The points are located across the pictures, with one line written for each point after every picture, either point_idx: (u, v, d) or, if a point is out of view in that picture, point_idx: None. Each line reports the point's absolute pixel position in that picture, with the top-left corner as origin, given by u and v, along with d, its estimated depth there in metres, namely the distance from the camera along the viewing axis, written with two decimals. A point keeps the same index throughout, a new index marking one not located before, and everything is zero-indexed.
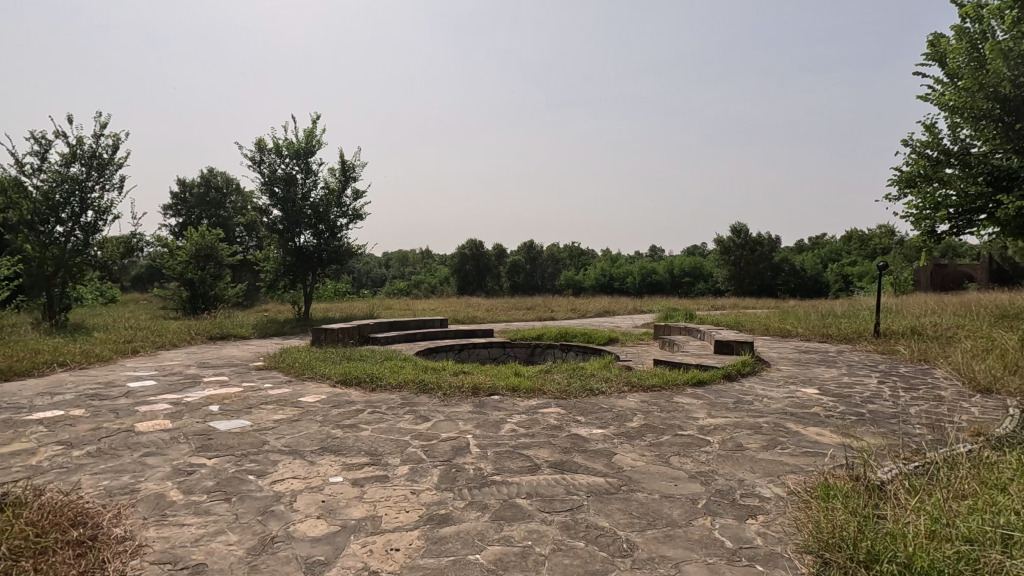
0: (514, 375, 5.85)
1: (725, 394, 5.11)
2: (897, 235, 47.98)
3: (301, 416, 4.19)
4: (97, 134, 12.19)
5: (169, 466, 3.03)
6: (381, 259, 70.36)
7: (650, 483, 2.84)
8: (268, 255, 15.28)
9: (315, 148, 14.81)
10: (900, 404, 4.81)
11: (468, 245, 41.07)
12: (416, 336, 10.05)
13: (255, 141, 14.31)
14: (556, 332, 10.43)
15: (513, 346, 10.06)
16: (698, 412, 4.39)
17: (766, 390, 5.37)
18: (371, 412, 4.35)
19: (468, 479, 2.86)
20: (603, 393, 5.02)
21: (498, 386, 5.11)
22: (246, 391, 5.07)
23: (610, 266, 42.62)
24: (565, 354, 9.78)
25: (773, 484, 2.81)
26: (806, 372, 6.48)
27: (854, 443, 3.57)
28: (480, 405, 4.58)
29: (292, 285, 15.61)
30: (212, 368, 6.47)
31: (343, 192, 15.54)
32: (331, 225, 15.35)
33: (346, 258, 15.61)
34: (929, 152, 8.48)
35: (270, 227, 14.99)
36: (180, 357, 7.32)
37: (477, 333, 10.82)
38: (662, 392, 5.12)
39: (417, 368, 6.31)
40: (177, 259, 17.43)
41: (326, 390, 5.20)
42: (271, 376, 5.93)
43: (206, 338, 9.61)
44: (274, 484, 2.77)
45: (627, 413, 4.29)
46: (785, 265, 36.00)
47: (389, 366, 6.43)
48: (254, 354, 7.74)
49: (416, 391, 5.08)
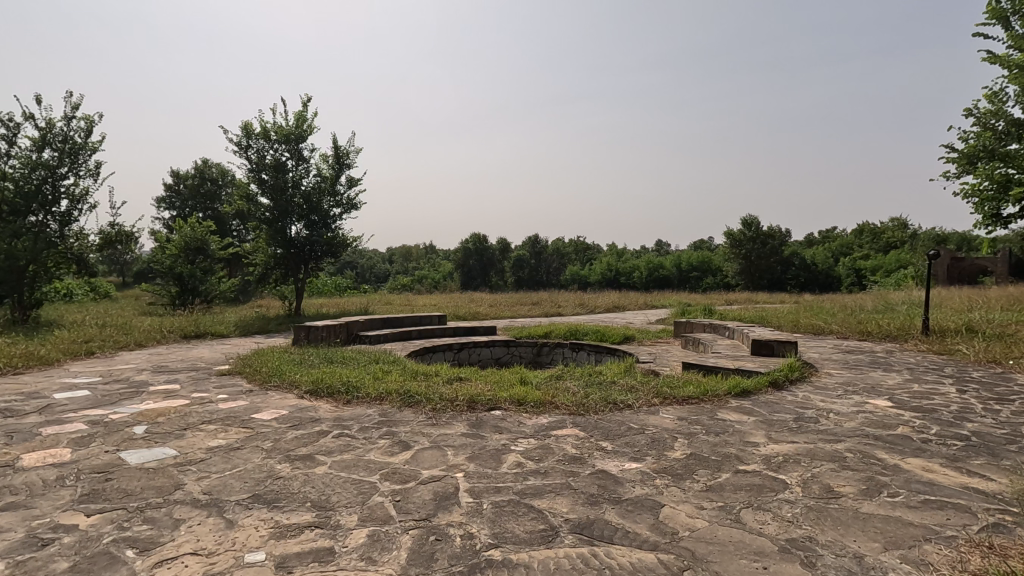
0: (519, 382, 4.91)
1: (781, 409, 4.13)
2: (911, 228, 46.61)
3: (246, 441, 3.25)
4: (69, 116, 11.31)
5: (21, 531, 2.10)
6: (385, 255, 69.54)
7: (726, 564, 1.89)
8: (258, 247, 14.38)
9: (307, 133, 13.88)
10: (1005, 423, 3.81)
11: (470, 239, 40.05)
12: (411, 334, 9.15)
13: (242, 125, 13.32)
14: (564, 329, 9.48)
15: (517, 345, 9.15)
16: (755, 436, 3.42)
17: (829, 402, 4.37)
18: (338, 435, 3.41)
19: (452, 557, 1.91)
20: (629, 408, 4.05)
21: (500, 398, 4.15)
22: (191, 405, 4.14)
23: (615, 260, 41.51)
24: (575, 354, 8.84)
25: (914, 569, 1.85)
26: (863, 378, 5.50)
27: (989, 488, 2.59)
28: (477, 425, 3.62)
29: (284, 278, 14.75)
30: (166, 374, 5.53)
31: (337, 180, 14.61)
32: (325, 215, 14.41)
33: (340, 250, 14.68)
34: (996, 123, 7.41)
35: (259, 218, 14.09)
36: (137, 360, 6.40)
37: (478, 330, 9.88)
38: (702, 406, 4.14)
39: (406, 374, 5.37)
40: (167, 252, 16.60)
41: (291, 403, 4.26)
42: (231, 384, 4.99)
43: (178, 338, 8.70)
44: (157, 570, 1.83)
45: (665, 439, 3.32)
46: (795, 260, 34.87)
47: (374, 371, 5.51)
48: (224, 356, 6.81)
49: (399, 405, 4.13)
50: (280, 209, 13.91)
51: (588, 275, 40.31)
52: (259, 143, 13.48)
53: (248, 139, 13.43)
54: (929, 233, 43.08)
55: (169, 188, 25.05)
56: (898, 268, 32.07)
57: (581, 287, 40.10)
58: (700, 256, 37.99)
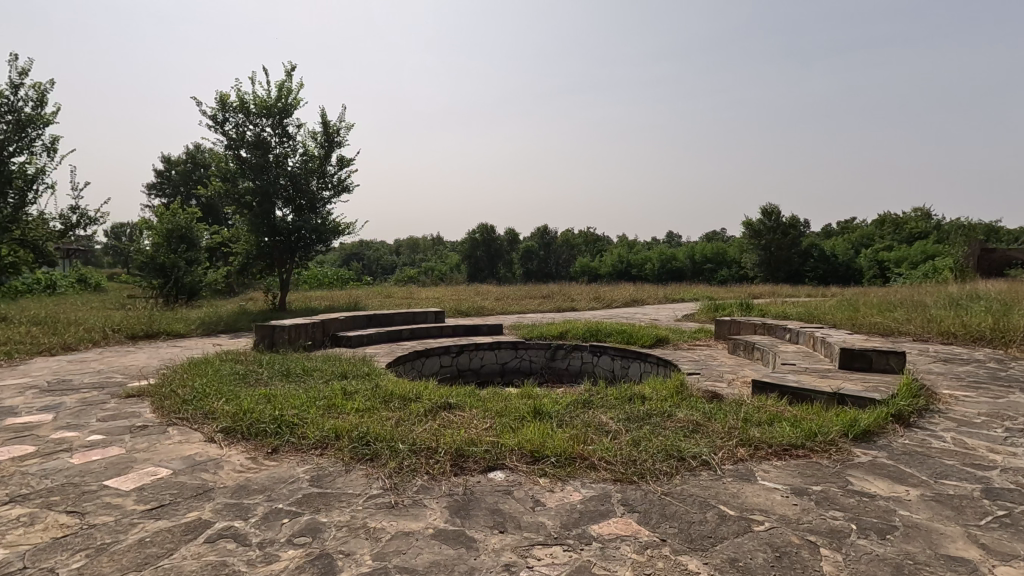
0: (533, 413, 3.46)
1: (945, 471, 2.61)
2: (934, 219, 44.58)
3: (41, 557, 1.80)
4: (15, 83, 9.92)
5: None
6: (391, 247, 68.54)
7: None
8: (241, 234, 12.99)
9: (292, 106, 12.43)
10: None
11: (478, 230, 38.55)
12: (401, 334, 7.73)
13: (217, 95, 11.88)
14: (583, 328, 7.99)
15: (526, 347, 7.78)
16: (958, 544, 1.92)
17: (1007, 455, 2.85)
18: (216, 538, 1.93)
19: None
20: (708, 470, 2.58)
21: (502, 450, 2.70)
22: (28, 459, 2.69)
23: (627, 252, 39.81)
24: (596, 358, 7.40)
25: None
26: (1009, 404, 3.97)
27: None
28: (462, 511, 2.14)
29: (269, 269, 13.35)
30: (53, 395, 4.08)
31: (326, 160, 13.14)
32: (313, 199, 12.99)
33: (331, 238, 13.26)
34: None
35: (240, 200, 12.66)
36: (39, 372, 4.97)
37: (481, 329, 8.40)
38: (820, 466, 2.64)
39: (377, 397, 3.94)
40: (149, 241, 15.19)
41: (186, 454, 2.79)
42: (123, 414, 3.53)
43: (122, 340, 7.28)
44: None
45: (801, 557, 1.82)
46: (814, 251, 32.96)
47: (335, 391, 4.09)
48: (157, 365, 5.36)
49: (347, 460, 2.67)
50: (263, 191, 12.43)
51: (599, 268, 38.77)
52: (237, 117, 11.99)
53: (226, 112, 11.97)
54: (954, 223, 40.90)
55: (160, 173, 23.69)
56: (925, 259, 30.17)
57: (591, 279, 38.55)
58: (715, 247, 36.25)
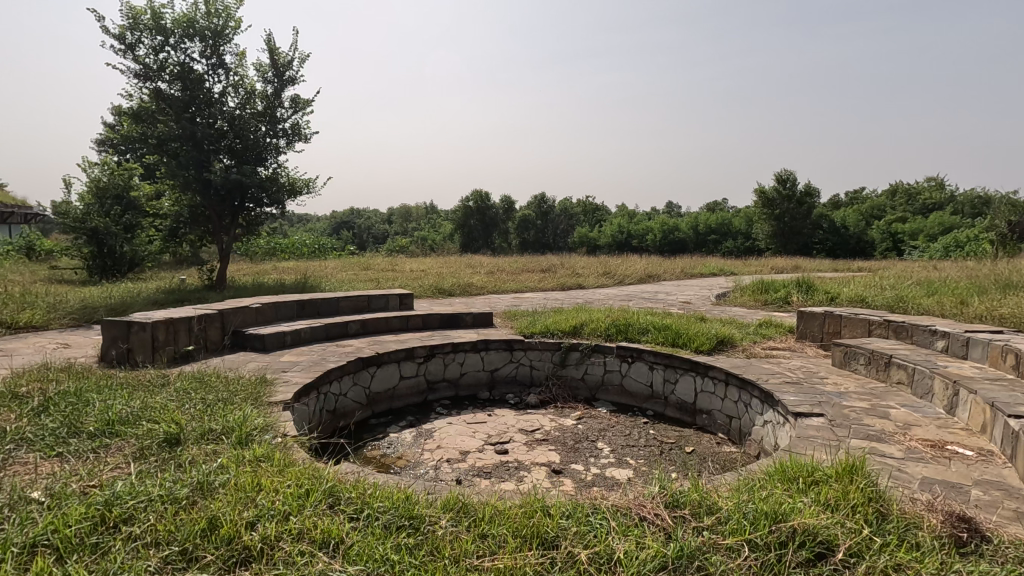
0: None
1: None
2: (947, 188, 41.94)
3: None
4: None
5: None
6: (385, 216, 65.55)
7: None
8: (169, 190, 10.42)
9: (228, 29, 9.79)
10: None
11: (471, 197, 35.68)
12: (346, 328, 5.42)
13: (128, 9, 9.19)
14: (607, 320, 5.64)
15: (526, 348, 5.45)
16: None
17: None
18: None
19: None
20: None
21: None
22: None
23: (629, 221, 37.31)
24: (625, 366, 5.11)
25: None
26: None
27: None
28: None
29: (208, 234, 10.87)
30: None
31: (276, 101, 10.57)
32: (260, 147, 10.46)
33: (286, 198, 10.79)
34: None
35: (162, 147, 10.06)
36: None
37: (464, 320, 6.05)
38: None
39: (173, 539, 1.62)
40: (77, 198, 12.44)
41: None
42: None
43: None
44: None
45: None
46: (824, 221, 30.53)
47: (91, 507, 1.74)
48: None
49: None
50: (188, 135, 9.81)
51: (598, 238, 36.34)
52: (152, 38, 9.32)
53: (137, 32, 9.28)
54: (971, 193, 38.29)
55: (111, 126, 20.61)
56: (944, 230, 27.11)
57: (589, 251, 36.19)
58: (720, 217, 33.67)
